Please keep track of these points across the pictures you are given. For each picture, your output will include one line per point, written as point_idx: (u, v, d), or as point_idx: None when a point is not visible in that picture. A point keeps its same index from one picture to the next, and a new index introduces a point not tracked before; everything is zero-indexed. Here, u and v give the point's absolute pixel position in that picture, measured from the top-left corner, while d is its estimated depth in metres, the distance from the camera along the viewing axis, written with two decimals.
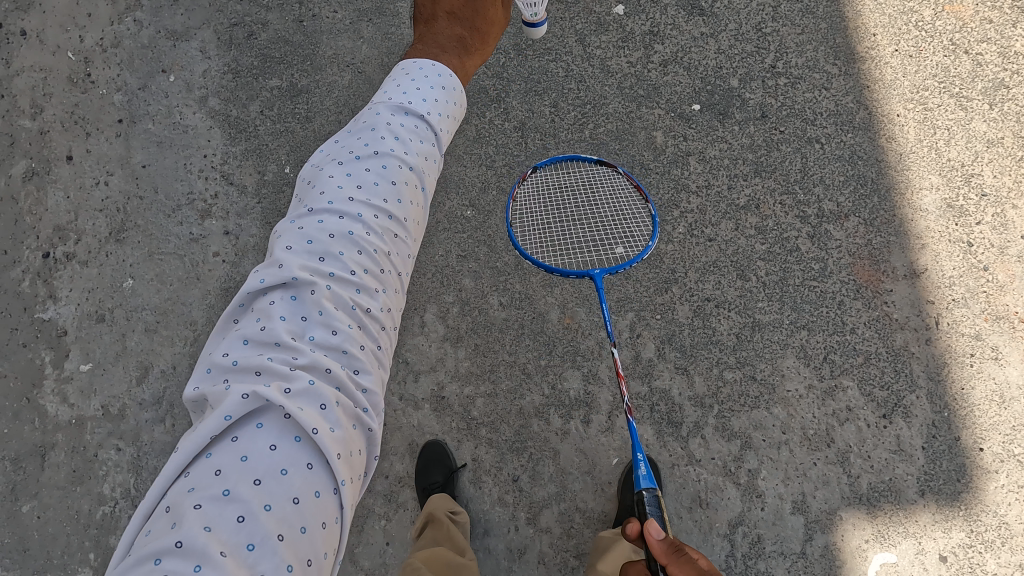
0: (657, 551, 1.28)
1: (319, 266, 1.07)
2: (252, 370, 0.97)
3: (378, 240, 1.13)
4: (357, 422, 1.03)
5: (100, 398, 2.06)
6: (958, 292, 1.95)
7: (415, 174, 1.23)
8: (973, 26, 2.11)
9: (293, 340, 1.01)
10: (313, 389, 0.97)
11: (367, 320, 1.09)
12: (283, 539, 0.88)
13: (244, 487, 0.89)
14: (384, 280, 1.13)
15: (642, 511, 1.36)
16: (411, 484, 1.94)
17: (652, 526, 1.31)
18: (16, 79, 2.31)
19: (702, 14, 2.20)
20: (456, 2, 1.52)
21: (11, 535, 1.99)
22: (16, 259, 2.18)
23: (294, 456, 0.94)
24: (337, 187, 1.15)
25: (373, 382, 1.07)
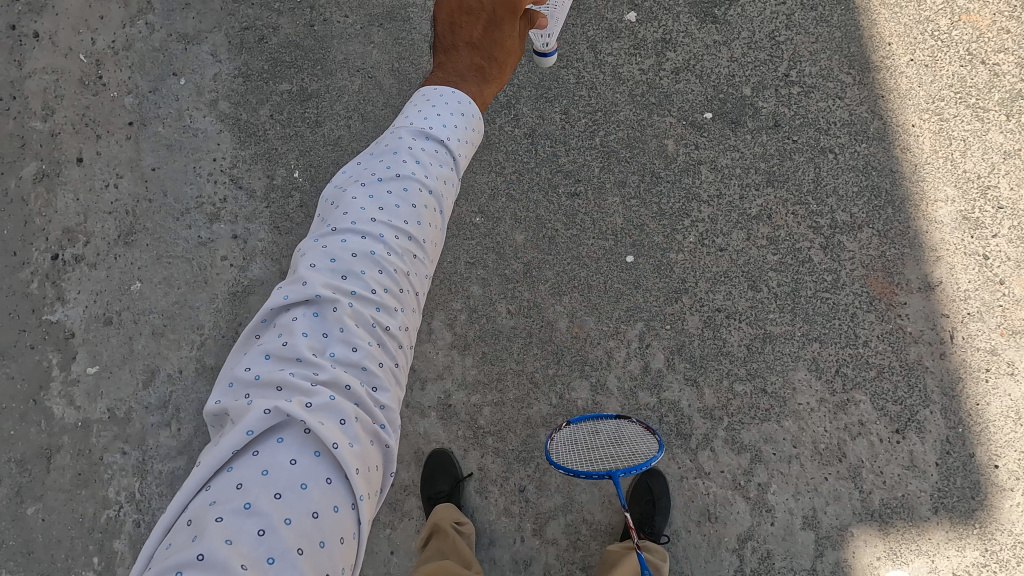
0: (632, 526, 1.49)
1: (341, 284, 1.06)
2: (274, 384, 0.96)
3: (399, 260, 1.12)
4: (375, 438, 1.01)
5: (106, 401, 2.06)
6: (974, 305, 1.92)
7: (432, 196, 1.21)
8: (991, 36, 2.07)
9: (314, 356, 1.00)
10: (334, 404, 0.96)
11: (386, 337, 1.07)
12: (302, 554, 0.87)
13: (265, 502, 0.88)
14: (403, 299, 1.12)
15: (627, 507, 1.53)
16: (417, 492, 1.93)
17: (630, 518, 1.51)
18: (28, 81, 2.32)
19: (715, 21, 2.18)
20: (477, 28, 1.41)
21: (16, 537, 1.99)
22: (25, 260, 2.19)
23: (315, 470, 0.92)
24: (359, 207, 1.14)
25: (391, 401, 1.05)
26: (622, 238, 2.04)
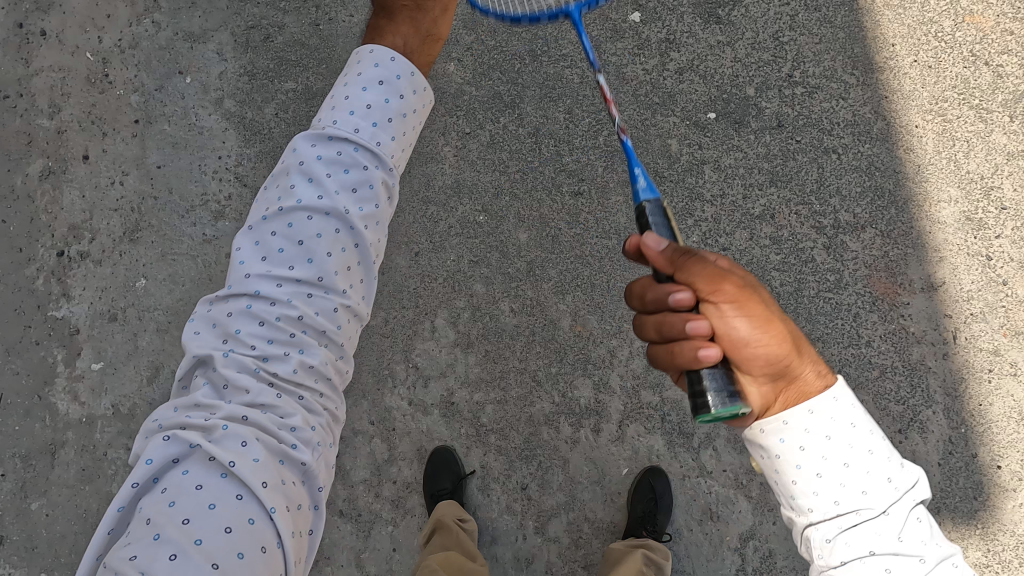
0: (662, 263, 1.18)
1: (228, 329, 1.18)
2: (178, 426, 1.15)
3: (286, 292, 1.18)
4: (285, 456, 1.14)
5: (111, 397, 2.07)
6: (977, 306, 1.93)
7: (341, 171, 1.22)
8: (994, 37, 2.07)
9: (209, 399, 1.16)
10: (228, 435, 1.11)
11: (278, 367, 1.16)
12: (215, 567, 1.05)
13: (173, 529, 1.06)
14: (300, 324, 1.18)
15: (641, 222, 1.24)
16: (419, 489, 1.94)
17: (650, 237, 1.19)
18: (35, 79, 2.34)
19: (719, 21, 2.18)
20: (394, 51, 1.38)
21: (21, 531, 2.01)
22: (30, 256, 2.20)
23: (219, 495, 1.09)
24: (250, 250, 1.22)
25: (300, 420, 1.16)
26: (626, 237, 2.04)
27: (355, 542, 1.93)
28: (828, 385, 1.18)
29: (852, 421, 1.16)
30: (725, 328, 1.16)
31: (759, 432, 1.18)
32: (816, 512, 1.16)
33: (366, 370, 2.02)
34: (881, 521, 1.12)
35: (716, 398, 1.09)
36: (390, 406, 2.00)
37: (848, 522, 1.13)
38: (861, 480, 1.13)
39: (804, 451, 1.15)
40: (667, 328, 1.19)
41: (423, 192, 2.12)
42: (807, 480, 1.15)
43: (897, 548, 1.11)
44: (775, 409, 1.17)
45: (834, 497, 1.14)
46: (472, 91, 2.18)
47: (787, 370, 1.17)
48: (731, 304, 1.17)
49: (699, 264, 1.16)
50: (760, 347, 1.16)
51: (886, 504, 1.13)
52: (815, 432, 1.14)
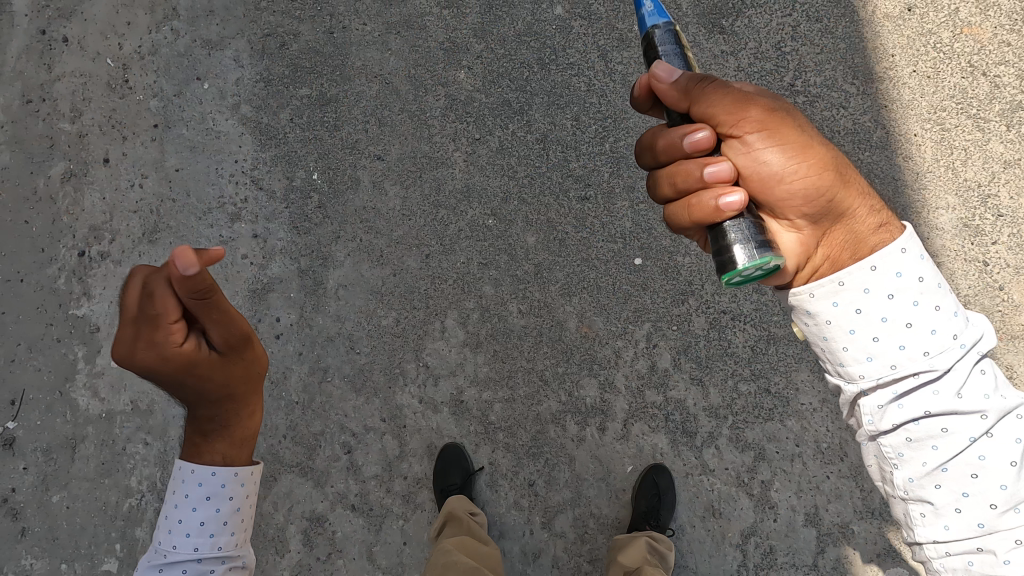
0: (676, 94, 1.11)
1: None
2: None
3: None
4: None
5: (129, 393, 2.13)
6: (973, 310, 1.99)
7: (211, 509, 1.34)
8: (992, 48, 2.12)
9: None
10: None
11: None
12: None
13: None
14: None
15: (651, 56, 1.10)
16: (429, 485, 2.00)
17: (660, 68, 1.09)
18: (58, 85, 2.41)
19: (723, 32, 2.24)
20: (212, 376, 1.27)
21: (43, 523, 2.08)
22: (52, 256, 2.27)
23: None
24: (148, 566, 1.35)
25: None
26: (631, 240, 2.08)
27: (367, 535, 2.00)
28: (887, 232, 1.08)
29: (918, 282, 1.04)
30: (758, 163, 1.12)
31: (812, 298, 1.09)
32: (871, 376, 1.07)
33: (377, 369, 2.08)
34: (940, 381, 1.02)
35: (743, 246, 1.04)
36: (401, 404, 2.06)
37: (904, 382, 1.04)
38: (924, 340, 1.03)
39: (864, 315, 1.05)
40: (691, 179, 1.11)
41: (434, 196, 2.18)
42: (867, 348, 1.06)
43: (953, 407, 1.02)
44: (819, 258, 1.13)
45: (893, 358, 1.04)
46: (482, 98, 2.24)
47: (826, 199, 1.12)
48: (762, 135, 1.10)
49: (717, 95, 1.09)
50: (794, 180, 1.11)
51: (948, 362, 1.02)
52: (875, 296, 1.05)
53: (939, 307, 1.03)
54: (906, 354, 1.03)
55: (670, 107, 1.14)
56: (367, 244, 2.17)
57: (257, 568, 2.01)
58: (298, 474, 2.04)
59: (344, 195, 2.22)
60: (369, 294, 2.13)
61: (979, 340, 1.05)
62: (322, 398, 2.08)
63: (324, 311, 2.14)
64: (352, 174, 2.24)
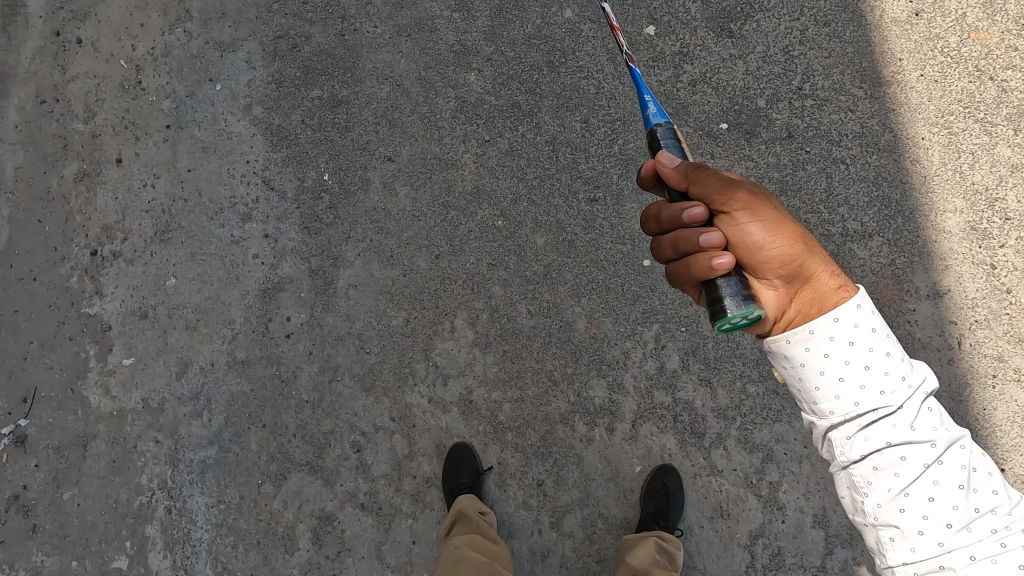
0: (676, 175, 1.25)
1: None
2: None
3: None
4: None
5: (141, 391, 2.15)
6: (981, 313, 1.99)
7: None
8: (999, 53, 2.14)
9: None
10: None
11: None
12: None
13: None
14: None
15: (654, 146, 1.27)
16: (438, 484, 2.00)
17: (664, 155, 1.24)
18: (71, 85, 2.43)
19: (731, 35, 2.26)
20: None
21: (54, 520, 2.09)
22: (65, 255, 2.29)
23: None
24: None
25: None
26: (640, 242, 2.09)
27: (375, 534, 2.00)
28: (846, 291, 1.14)
29: (870, 326, 1.09)
30: (743, 235, 1.21)
31: (785, 343, 1.13)
32: (836, 414, 1.10)
33: (387, 369, 2.09)
34: (897, 415, 1.06)
35: (731, 302, 1.13)
36: (411, 403, 2.07)
37: (866, 419, 1.07)
38: (879, 380, 1.07)
39: (828, 357, 1.09)
40: (687, 244, 1.20)
41: (444, 198, 2.20)
42: (832, 387, 1.09)
43: (909, 437, 1.05)
44: (790, 313, 1.18)
45: (856, 397, 1.08)
46: (492, 100, 2.25)
47: (798, 267, 1.19)
48: (746, 212, 1.21)
49: (710, 176, 1.22)
50: (773, 250, 1.20)
51: (901, 399, 1.06)
52: (838, 338, 1.09)
53: (890, 350, 1.08)
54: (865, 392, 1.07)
55: (671, 183, 1.26)
56: (377, 245, 2.19)
57: (266, 566, 2.02)
58: (307, 472, 2.06)
59: (355, 196, 2.24)
60: (379, 294, 2.15)
61: (924, 381, 1.10)
62: (331, 398, 2.09)
63: (334, 310, 2.16)
64: (363, 175, 2.26)
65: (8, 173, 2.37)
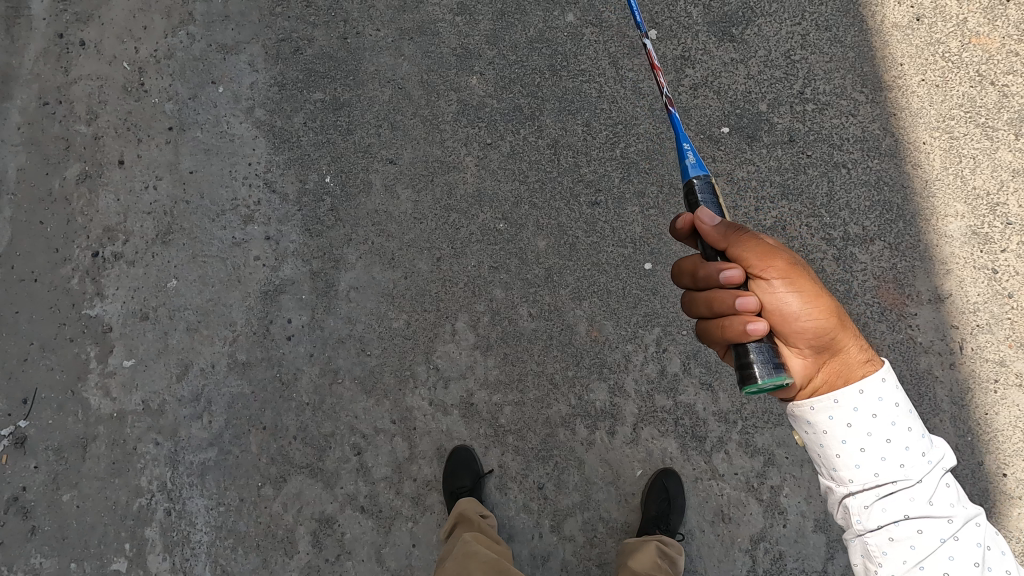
0: (716, 234, 1.25)
1: None
2: None
3: None
4: None
5: (141, 393, 2.15)
6: (983, 317, 1.99)
7: None
8: (1001, 58, 2.14)
9: None
10: None
11: None
12: None
13: None
14: None
15: (692, 200, 1.27)
16: (439, 487, 2.00)
17: (704, 212, 1.23)
18: (74, 87, 2.43)
19: (733, 40, 2.27)
20: None
21: (52, 522, 2.09)
22: (66, 257, 2.29)
23: None
24: None
25: None
26: (641, 245, 2.09)
27: (375, 537, 2.00)
28: (873, 366, 1.18)
29: (894, 401, 1.14)
30: (778, 303, 1.24)
31: (808, 409, 1.18)
32: (855, 482, 1.15)
33: (388, 371, 2.09)
34: (915, 488, 1.11)
35: (761, 369, 1.14)
36: (411, 405, 2.06)
37: (884, 489, 1.13)
38: (899, 454, 1.12)
39: (851, 428, 1.15)
40: (723, 305, 1.20)
41: (446, 200, 2.20)
42: (853, 457, 1.14)
43: (926, 510, 1.10)
44: (818, 382, 1.21)
45: (876, 468, 1.13)
46: (494, 103, 2.26)
47: (831, 339, 1.23)
48: (783, 280, 1.23)
49: (752, 242, 1.22)
50: (807, 321, 1.24)
51: (920, 473, 1.11)
52: (861, 411, 1.14)
53: (912, 425, 1.13)
54: (886, 464, 1.12)
55: (709, 242, 1.26)
56: (378, 247, 2.19)
57: (265, 569, 2.01)
58: (307, 475, 2.05)
59: (357, 198, 2.24)
60: (380, 297, 2.15)
61: (945, 457, 1.15)
62: (332, 400, 2.09)
63: (335, 312, 2.16)
64: (364, 178, 2.26)
65: (10, 174, 2.37)
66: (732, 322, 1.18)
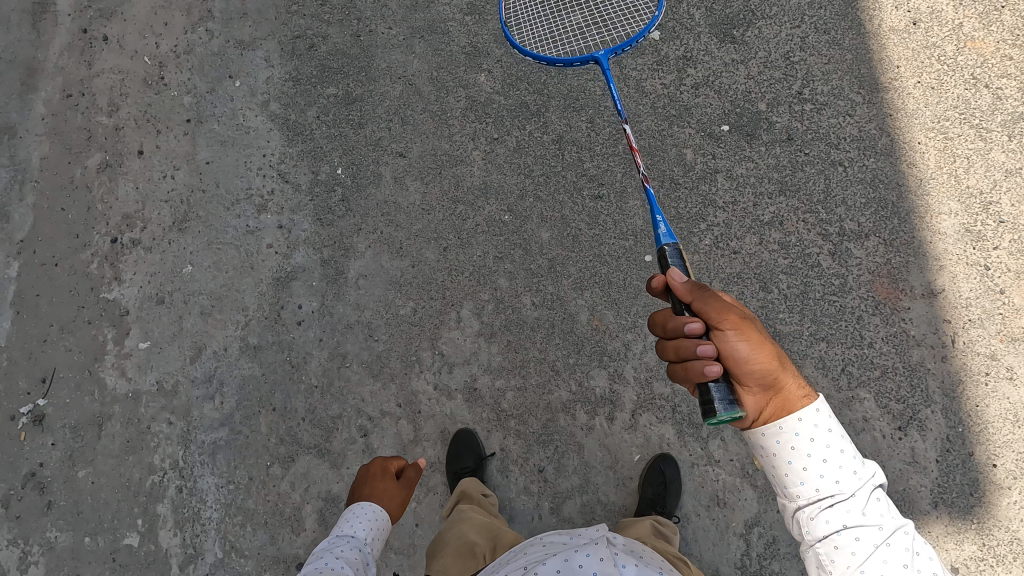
0: (682, 289, 1.31)
1: None
2: None
3: None
4: None
5: (155, 373, 2.22)
6: (974, 312, 2.03)
7: None
8: (994, 62, 2.20)
9: None
10: None
11: None
12: None
13: None
14: None
15: (663, 264, 1.39)
16: (442, 469, 2.06)
17: (673, 274, 1.33)
18: (97, 80, 2.53)
19: (733, 41, 2.34)
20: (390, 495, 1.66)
21: (68, 498, 2.15)
22: (86, 242, 2.37)
23: None
24: None
25: None
26: (642, 238, 2.14)
27: None
28: (810, 399, 1.19)
29: (830, 426, 1.17)
30: (728, 349, 1.23)
31: (759, 435, 1.21)
32: (801, 497, 1.18)
33: (395, 357, 2.16)
34: (851, 501, 1.14)
35: (720, 403, 1.19)
36: (416, 389, 2.13)
37: (825, 503, 1.16)
38: (835, 470, 1.15)
39: (795, 449, 1.18)
40: (685, 351, 1.24)
41: (453, 192, 2.27)
42: (798, 474, 1.18)
43: (861, 520, 1.13)
44: (767, 417, 1.20)
45: (817, 484, 1.16)
46: (500, 100, 2.33)
47: (778, 382, 1.20)
48: (735, 329, 1.23)
49: (711, 297, 1.27)
50: (757, 367, 1.21)
51: (854, 487, 1.15)
52: (802, 434, 1.17)
53: (846, 447, 1.16)
54: (824, 478, 1.16)
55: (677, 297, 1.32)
56: (387, 236, 2.26)
57: (272, 546, 2.06)
58: (315, 455, 2.11)
59: (367, 189, 2.32)
60: (389, 284, 2.22)
61: (877, 473, 1.19)
62: (340, 383, 2.16)
63: (345, 299, 2.23)
64: (375, 170, 2.33)
65: (34, 163, 2.46)
66: (692, 368, 1.22)
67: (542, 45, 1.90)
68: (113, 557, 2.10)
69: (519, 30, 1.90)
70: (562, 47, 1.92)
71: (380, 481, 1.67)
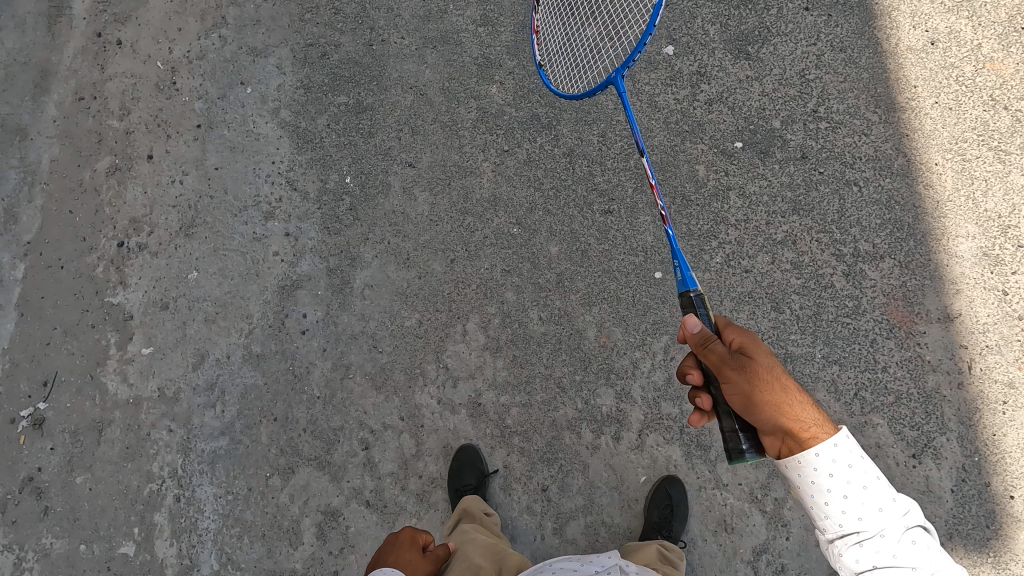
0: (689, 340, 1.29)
1: None
2: None
3: None
4: None
5: (158, 380, 2.20)
6: (991, 338, 1.98)
7: None
8: (1014, 84, 2.16)
9: None
10: None
11: None
12: None
13: None
14: None
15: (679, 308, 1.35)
16: (444, 485, 2.02)
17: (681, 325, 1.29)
18: (109, 83, 2.53)
19: (748, 58, 2.32)
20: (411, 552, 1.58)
21: (65, 504, 2.13)
22: (93, 246, 2.36)
23: None
24: None
25: None
26: (652, 255, 2.11)
27: (380, 532, 2.02)
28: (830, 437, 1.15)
29: (851, 461, 1.13)
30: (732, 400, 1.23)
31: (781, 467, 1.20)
32: (829, 531, 1.15)
33: (399, 369, 2.13)
34: (880, 540, 1.10)
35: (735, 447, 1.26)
36: (419, 403, 2.10)
37: (852, 539, 1.13)
38: (859, 507, 1.12)
39: (816, 484, 1.15)
40: None
41: (462, 204, 2.25)
42: (821, 510, 1.15)
43: (891, 562, 1.09)
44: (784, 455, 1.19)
45: (841, 520, 1.13)
46: (512, 112, 2.31)
47: (787, 429, 1.18)
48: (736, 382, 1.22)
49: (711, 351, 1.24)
50: (762, 417, 1.20)
51: (881, 527, 1.10)
52: (821, 469, 1.14)
53: (871, 482, 1.12)
54: (849, 516, 1.12)
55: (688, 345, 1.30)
56: (394, 247, 2.24)
57: (269, 559, 2.03)
58: (316, 467, 2.08)
59: (375, 199, 2.30)
60: (394, 295, 2.19)
61: (915, 512, 1.12)
62: (343, 394, 2.13)
63: (349, 309, 2.21)
64: (384, 179, 2.32)
65: (44, 165, 2.46)
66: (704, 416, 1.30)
67: (572, 81, 1.86)
68: (108, 565, 2.07)
69: (552, 67, 1.90)
70: (589, 73, 1.85)
71: (405, 537, 1.62)
